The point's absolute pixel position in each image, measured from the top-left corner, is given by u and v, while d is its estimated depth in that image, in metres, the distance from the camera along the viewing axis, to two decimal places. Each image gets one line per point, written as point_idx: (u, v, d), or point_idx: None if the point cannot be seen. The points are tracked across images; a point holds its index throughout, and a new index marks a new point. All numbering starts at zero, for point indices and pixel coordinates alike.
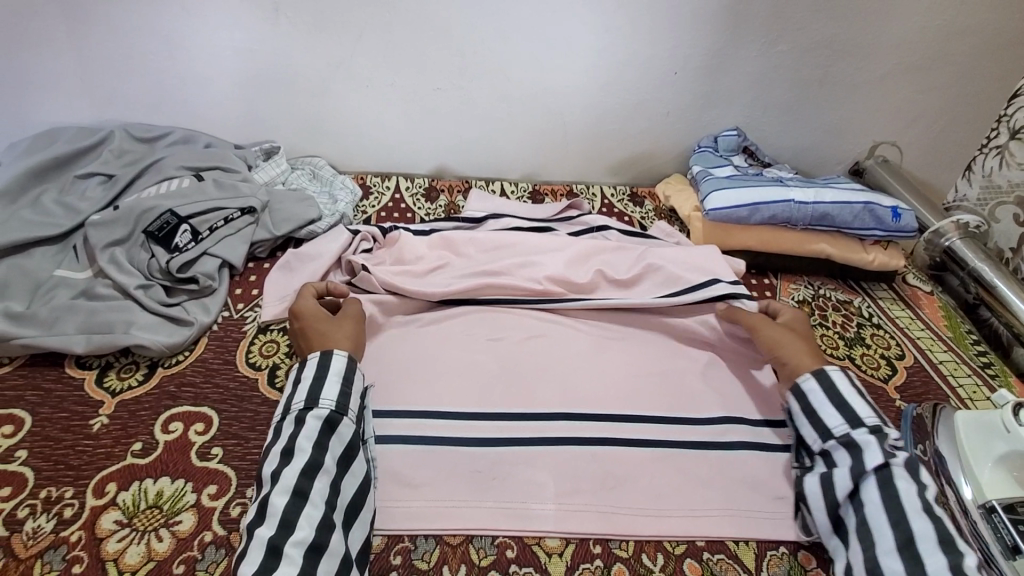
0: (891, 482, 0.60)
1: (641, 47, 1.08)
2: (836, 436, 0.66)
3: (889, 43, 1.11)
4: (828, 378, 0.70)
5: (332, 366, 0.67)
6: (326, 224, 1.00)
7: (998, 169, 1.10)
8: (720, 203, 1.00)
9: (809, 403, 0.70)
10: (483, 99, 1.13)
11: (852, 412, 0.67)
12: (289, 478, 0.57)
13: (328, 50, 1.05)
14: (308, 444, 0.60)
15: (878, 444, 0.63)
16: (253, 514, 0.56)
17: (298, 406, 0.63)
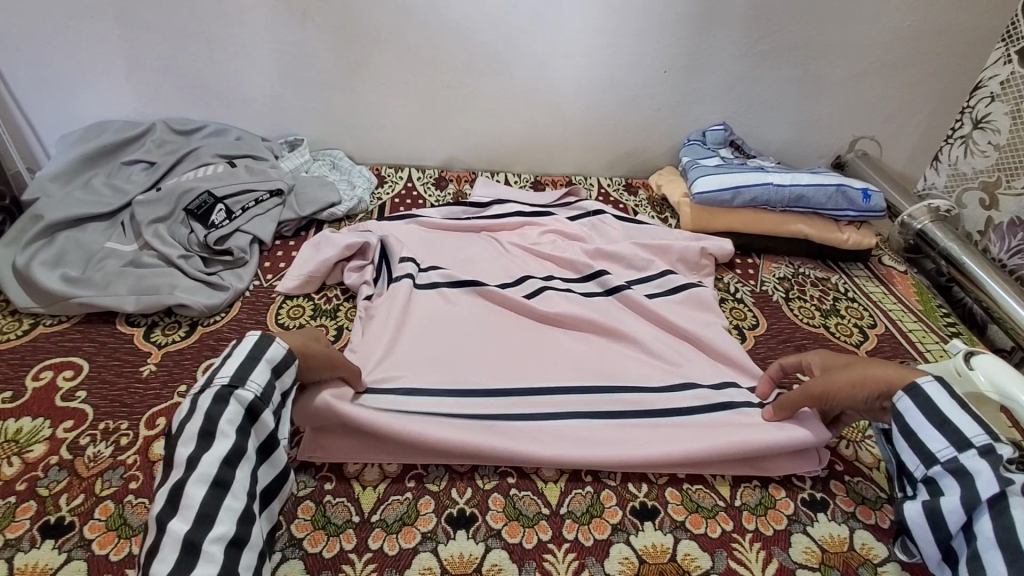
0: (1008, 515, 0.52)
1: (633, 47, 1.18)
2: (941, 462, 0.58)
3: (862, 43, 1.21)
4: (920, 395, 0.61)
5: (268, 350, 0.60)
6: (345, 207, 1.10)
7: (964, 158, 1.18)
8: (705, 188, 1.09)
9: (907, 425, 0.62)
10: (489, 95, 1.23)
11: (956, 432, 0.58)
12: (209, 468, 0.51)
13: (349, 50, 1.16)
14: (231, 431, 0.54)
15: (989, 470, 0.54)
16: (163, 500, 0.50)
17: (223, 384, 0.55)
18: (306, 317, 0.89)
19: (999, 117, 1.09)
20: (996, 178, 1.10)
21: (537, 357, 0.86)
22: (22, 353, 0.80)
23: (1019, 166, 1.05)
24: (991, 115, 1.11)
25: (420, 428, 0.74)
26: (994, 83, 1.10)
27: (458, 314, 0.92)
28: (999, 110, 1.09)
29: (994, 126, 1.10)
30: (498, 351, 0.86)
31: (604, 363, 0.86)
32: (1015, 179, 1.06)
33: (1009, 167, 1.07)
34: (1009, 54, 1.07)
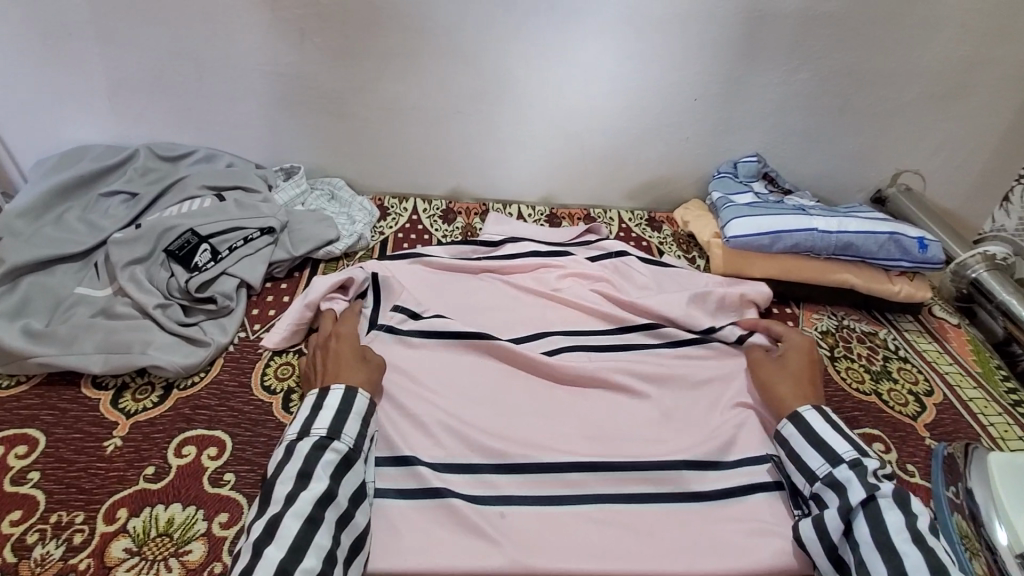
0: (878, 516, 0.59)
1: (660, 74, 1.08)
2: (819, 476, 0.66)
3: (913, 72, 1.10)
4: (803, 421, 0.71)
5: (354, 404, 0.67)
6: (343, 245, 1.00)
7: None
8: (741, 231, 0.99)
9: (792, 449, 0.70)
10: (503, 122, 1.13)
11: (831, 451, 0.67)
12: (304, 505, 0.57)
13: (352, 72, 1.06)
14: (322, 475, 0.60)
15: (856, 478, 0.63)
16: (260, 529, 0.56)
17: (320, 433, 0.63)
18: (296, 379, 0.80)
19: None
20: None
21: (555, 430, 0.76)
22: None
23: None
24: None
25: (424, 522, 0.64)
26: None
27: (467, 373, 0.82)
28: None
29: None
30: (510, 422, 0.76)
31: (624, 435, 0.76)
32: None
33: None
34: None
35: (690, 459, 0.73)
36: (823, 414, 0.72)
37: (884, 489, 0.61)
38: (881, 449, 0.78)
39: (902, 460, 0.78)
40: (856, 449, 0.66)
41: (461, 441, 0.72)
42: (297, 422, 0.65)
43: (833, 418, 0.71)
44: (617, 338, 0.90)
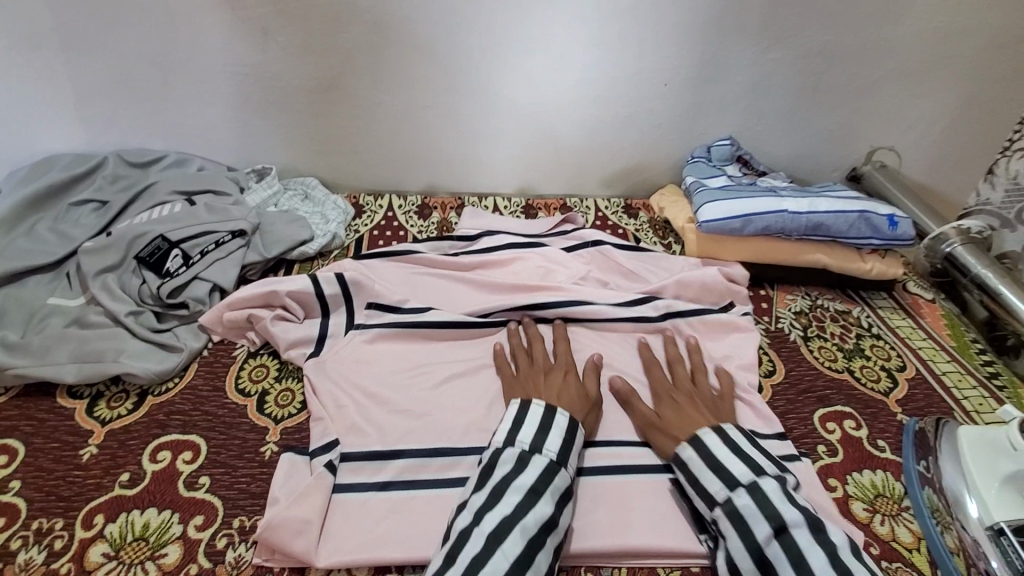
0: (796, 549, 0.55)
1: (628, 60, 1.08)
2: (719, 503, 0.61)
3: (883, 48, 1.10)
4: (702, 445, 0.65)
5: (576, 437, 0.68)
6: (317, 245, 1.01)
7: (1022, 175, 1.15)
8: (713, 215, 0.99)
9: (691, 473, 0.65)
10: (473, 115, 1.13)
11: (728, 475, 0.62)
12: (531, 525, 0.57)
13: (319, 71, 1.06)
14: (549, 499, 0.60)
15: (760, 506, 0.58)
16: (491, 525, 0.56)
17: (552, 457, 0.64)
18: (270, 381, 0.80)
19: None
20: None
21: None
22: None
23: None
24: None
25: (397, 514, 0.64)
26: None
27: (440, 368, 0.82)
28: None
29: None
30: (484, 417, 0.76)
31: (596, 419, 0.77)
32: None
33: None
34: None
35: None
36: (722, 436, 0.66)
37: (794, 518, 0.56)
38: (852, 425, 0.79)
39: (873, 437, 0.78)
40: (752, 469, 0.62)
41: (434, 434, 0.73)
42: (524, 434, 0.65)
43: (730, 436, 0.66)
44: (590, 326, 0.90)
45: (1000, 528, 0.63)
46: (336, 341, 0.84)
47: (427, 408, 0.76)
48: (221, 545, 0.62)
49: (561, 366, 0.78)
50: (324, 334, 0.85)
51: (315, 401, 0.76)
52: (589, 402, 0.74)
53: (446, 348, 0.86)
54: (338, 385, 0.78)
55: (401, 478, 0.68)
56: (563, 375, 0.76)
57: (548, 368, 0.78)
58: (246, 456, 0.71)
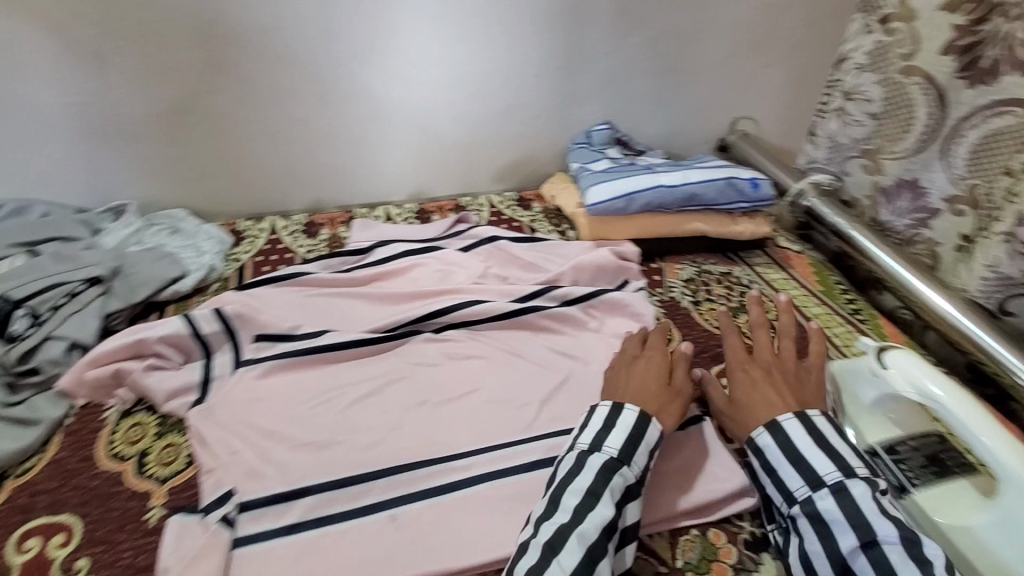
0: (885, 561, 0.54)
1: (498, 55, 1.09)
2: (799, 501, 0.60)
3: (726, 26, 1.19)
4: (781, 431, 0.64)
5: (648, 434, 0.64)
6: (192, 280, 0.92)
7: (841, 129, 1.14)
8: (598, 198, 1.03)
9: (767, 460, 0.63)
10: (348, 123, 1.09)
11: (810, 470, 0.60)
12: (590, 532, 0.56)
13: (168, 92, 0.97)
14: (608, 500, 0.58)
15: (844, 513, 0.56)
16: (551, 534, 0.56)
17: (614, 454, 0.61)
18: (150, 439, 0.73)
19: (870, 86, 1.07)
20: (877, 146, 1.07)
21: (438, 424, 0.75)
22: None
23: (899, 132, 1.02)
24: (861, 86, 1.09)
25: (309, 555, 0.61)
26: (858, 54, 1.09)
27: (341, 391, 0.78)
28: (869, 79, 1.07)
29: (866, 96, 1.08)
30: (395, 436, 0.73)
31: (507, 415, 0.76)
32: (897, 143, 1.03)
33: (891, 134, 1.04)
34: (869, 25, 1.06)
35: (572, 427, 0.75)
36: (806, 424, 0.64)
37: (885, 530, 0.55)
38: None
39: None
40: (838, 467, 0.60)
41: (342, 461, 0.69)
42: (591, 434, 0.64)
43: (815, 423, 0.64)
44: (494, 323, 0.90)
45: (877, 450, 0.70)
46: (222, 382, 0.78)
47: (332, 436, 0.72)
48: None
49: (653, 354, 0.76)
50: (208, 376, 0.78)
51: (205, 451, 0.69)
52: (671, 393, 0.71)
53: (346, 369, 0.82)
54: (228, 429, 0.72)
55: (310, 516, 0.64)
56: (646, 363, 0.74)
57: (636, 358, 0.76)
58: (131, 527, 0.64)
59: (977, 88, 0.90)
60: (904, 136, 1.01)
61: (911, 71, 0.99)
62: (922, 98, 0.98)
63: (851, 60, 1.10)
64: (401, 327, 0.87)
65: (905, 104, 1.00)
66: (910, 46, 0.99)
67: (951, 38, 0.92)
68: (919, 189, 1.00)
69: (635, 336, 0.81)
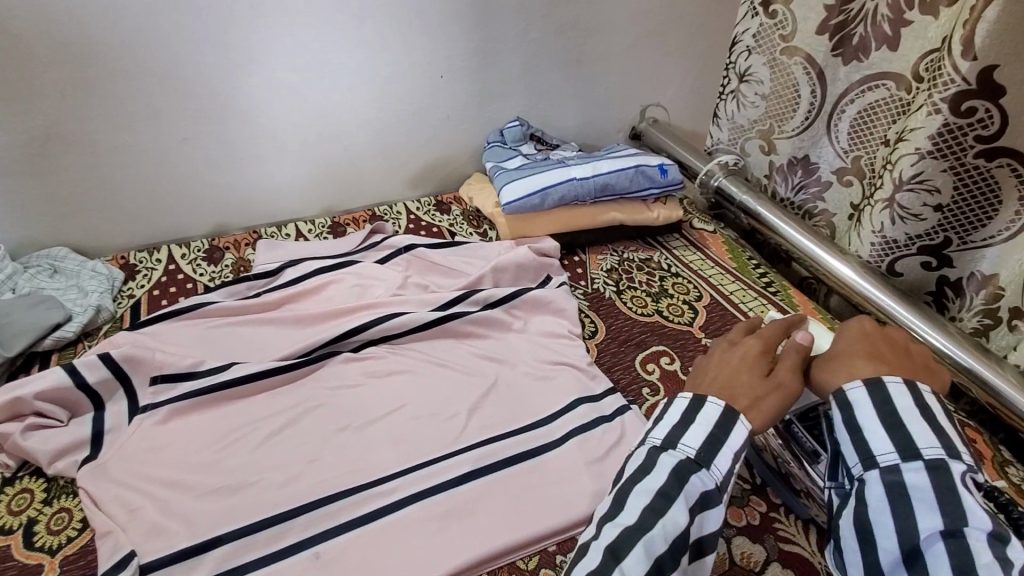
0: (969, 558, 0.43)
1: (397, 57, 1.05)
2: (881, 468, 0.48)
3: (625, 16, 1.21)
4: (882, 393, 0.50)
5: (733, 436, 0.52)
6: (76, 325, 0.84)
7: (738, 111, 1.17)
8: (513, 197, 1.02)
9: (853, 418, 0.50)
10: (242, 140, 1.02)
11: (908, 439, 0.48)
12: (658, 541, 0.46)
13: (26, 122, 0.88)
14: (683, 505, 0.48)
15: (939, 494, 0.45)
16: (605, 543, 0.47)
17: (690, 454, 0.51)
18: (36, 507, 0.66)
19: (759, 68, 1.08)
20: (769, 126, 1.11)
21: (360, 447, 0.71)
22: None
23: (787, 112, 1.07)
24: (751, 68, 1.10)
25: None
26: (746, 37, 1.09)
27: (253, 426, 0.73)
28: (759, 61, 1.08)
29: (757, 78, 1.09)
30: (314, 467, 0.69)
31: (434, 429, 0.74)
32: (787, 123, 1.07)
33: (780, 113, 1.08)
34: (754, 7, 1.06)
35: (501, 433, 0.74)
36: (912, 391, 0.51)
37: (976, 521, 0.44)
38: (667, 361, 0.86)
39: (685, 365, 0.85)
40: (946, 447, 0.47)
41: (256, 502, 0.65)
42: (664, 426, 0.54)
43: (921, 394, 0.50)
44: (415, 334, 0.87)
45: (790, 417, 0.66)
46: (118, 434, 0.71)
47: (245, 476, 0.67)
48: None
49: (755, 343, 0.61)
50: (101, 429, 0.71)
51: (98, 514, 0.63)
52: (771, 389, 0.56)
53: (259, 402, 0.77)
54: (124, 485, 0.66)
55: (222, 568, 0.59)
56: (752, 353, 0.59)
57: (735, 344, 0.62)
58: None
59: (852, 64, 0.94)
60: (792, 115, 1.06)
61: (792, 52, 1.01)
62: (805, 78, 1.01)
63: (739, 43, 1.11)
64: (317, 350, 0.83)
65: (790, 85, 1.04)
66: (791, 28, 1.00)
67: (825, 19, 0.95)
68: (809, 165, 1.06)
69: (740, 326, 0.66)
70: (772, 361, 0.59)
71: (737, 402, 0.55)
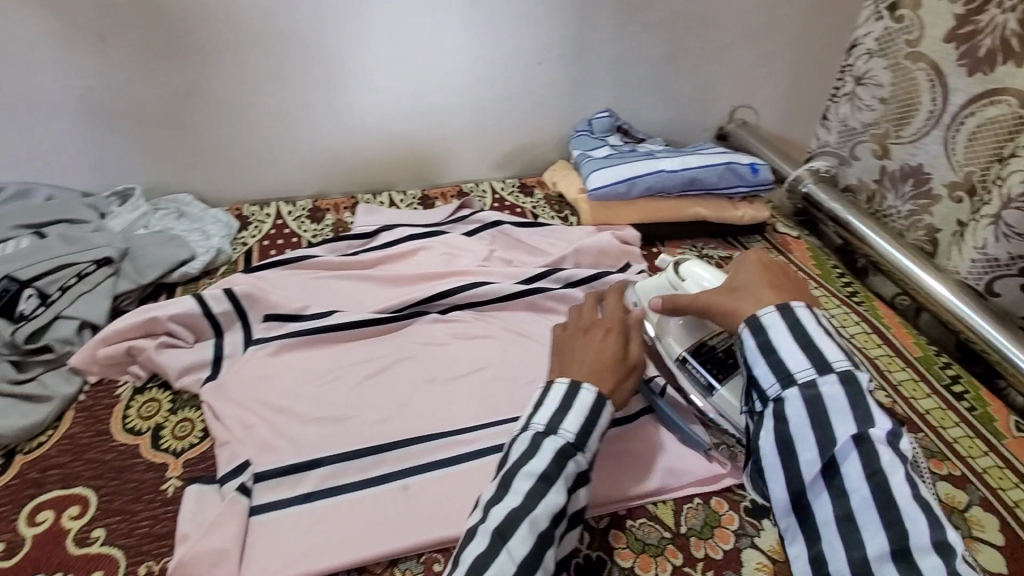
0: (874, 455, 0.53)
1: (504, 41, 1.10)
2: (801, 383, 0.56)
3: (728, 15, 1.21)
4: (793, 317, 0.60)
5: (600, 418, 0.62)
6: (199, 263, 0.93)
7: (851, 114, 1.17)
8: (600, 182, 1.05)
9: (770, 342, 0.59)
10: (353, 109, 1.09)
11: (821, 357, 0.57)
12: (542, 518, 0.54)
13: (173, 76, 0.97)
14: (560, 486, 0.56)
15: (852, 402, 0.55)
16: (501, 516, 0.54)
17: (570, 438, 0.59)
18: (163, 414, 0.74)
19: (880, 70, 1.10)
20: (885, 129, 1.11)
21: (446, 399, 0.76)
22: None
23: (906, 115, 1.06)
24: (871, 71, 1.11)
25: (323, 525, 0.63)
26: (868, 40, 1.11)
27: (350, 369, 0.80)
28: (879, 66, 1.10)
29: (876, 81, 1.11)
30: (404, 412, 0.74)
31: (514, 391, 0.78)
32: (905, 127, 1.07)
33: (898, 118, 1.08)
34: (878, 10, 1.08)
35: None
36: (814, 314, 0.61)
37: (882, 426, 0.54)
38: None
39: None
40: (849, 360, 0.58)
41: (354, 436, 0.71)
42: (545, 411, 0.62)
43: (820, 318, 0.61)
44: (498, 304, 0.91)
45: (685, 356, 0.75)
46: (234, 360, 0.79)
47: (344, 412, 0.74)
48: None
49: (608, 328, 0.73)
50: (220, 354, 0.80)
51: (220, 425, 0.71)
52: (625, 373, 0.68)
53: (355, 350, 0.83)
54: (240, 405, 0.74)
55: (324, 486, 0.66)
56: (607, 340, 0.70)
57: (595, 329, 0.73)
58: (146, 498, 0.65)
59: (975, 76, 0.94)
60: (909, 120, 1.06)
61: (917, 58, 1.03)
62: (927, 85, 1.02)
63: (859, 47, 1.13)
64: (408, 308, 0.89)
65: (912, 90, 1.04)
66: (918, 32, 1.02)
67: (953, 28, 0.96)
68: (921, 176, 1.06)
69: (581, 316, 0.77)
70: (627, 346, 0.71)
71: (603, 386, 0.65)
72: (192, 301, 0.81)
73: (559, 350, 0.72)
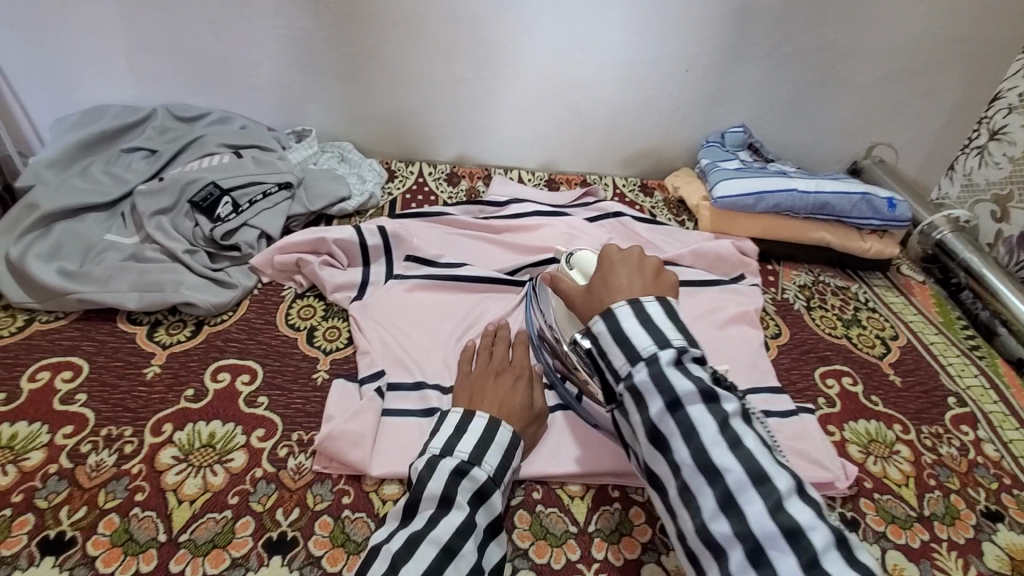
0: (695, 429, 0.50)
1: (657, 45, 1.15)
2: (623, 378, 0.54)
3: (886, 49, 1.19)
4: (612, 316, 0.56)
5: (497, 436, 0.65)
6: (355, 202, 1.06)
7: (977, 169, 1.24)
8: (726, 192, 1.07)
9: (597, 346, 0.57)
10: (505, 89, 1.19)
11: (631, 347, 0.54)
12: (442, 535, 0.55)
13: (362, 39, 1.11)
14: (458, 502, 0.58)
15: (657, 383, 0.52)
16: (401, 542, 0.55)
17: (464, 457, 0.62)
18: (318, 318, 0.86)
19: (1016, 129, 1.15)
20: (1009, 191, 1.16)
21: None
22: (19, 351, 0.76)
23: None
24: (1007, 127, 1.17)
25: None
26: (1012, 95, 1.16)
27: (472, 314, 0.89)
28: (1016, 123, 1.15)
29: (1010, 138, 1.16)
30: None
31: None
32: None
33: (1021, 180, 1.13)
34: None
35: None
36: (635, 306, 0.56)
37: (687, 390, 0.51)
38: (849, 381, 0.87)
39: (867, 392, 0.86)
40: (656, 340, 0.53)
41: None
42: (434, 445, 0.63)
43: (647, 308, 0.56)
44: None
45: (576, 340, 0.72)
46: (377, 287, 0.91)
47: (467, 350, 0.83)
48: (282, 453, 0.68)
49: (515, 369, 0.75)
50: (366, 280, 0.91)
51: (363, 337, 0.82)
52: (532, 414, 0.71)
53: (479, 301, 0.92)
54: (381, 326, 0.84)
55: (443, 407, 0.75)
56: (513, 379, 0.73)
57: (501, 368, 0.74)
58: (300, 381, 0.76)
59: None
60: None
61: None
62: None
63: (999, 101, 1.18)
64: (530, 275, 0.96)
65: None
66: None
67: None
68: None
69: (497, 345, 0.79)
70: (531, 387, 0.74)
71: (512, 421, 0.68)
72: (353, 231, 0.93)
73: (471, 374, 0.74)
